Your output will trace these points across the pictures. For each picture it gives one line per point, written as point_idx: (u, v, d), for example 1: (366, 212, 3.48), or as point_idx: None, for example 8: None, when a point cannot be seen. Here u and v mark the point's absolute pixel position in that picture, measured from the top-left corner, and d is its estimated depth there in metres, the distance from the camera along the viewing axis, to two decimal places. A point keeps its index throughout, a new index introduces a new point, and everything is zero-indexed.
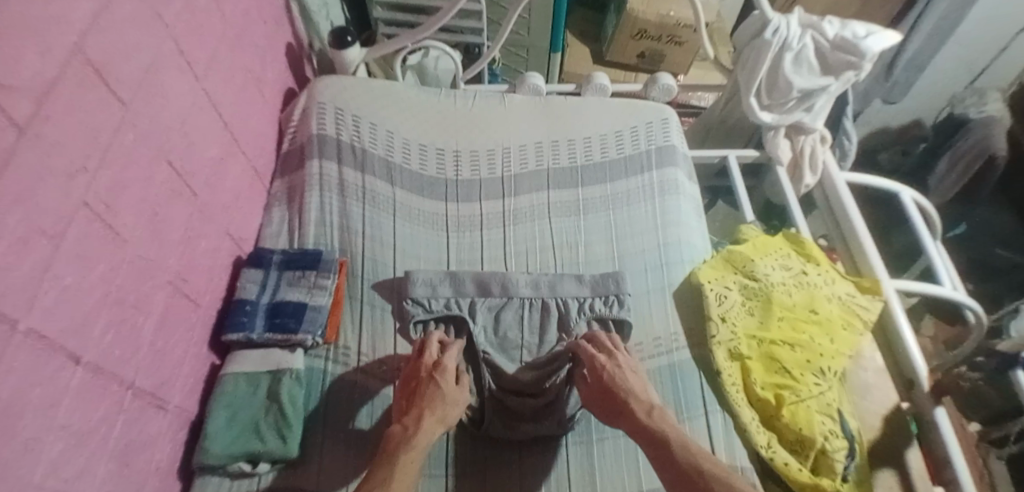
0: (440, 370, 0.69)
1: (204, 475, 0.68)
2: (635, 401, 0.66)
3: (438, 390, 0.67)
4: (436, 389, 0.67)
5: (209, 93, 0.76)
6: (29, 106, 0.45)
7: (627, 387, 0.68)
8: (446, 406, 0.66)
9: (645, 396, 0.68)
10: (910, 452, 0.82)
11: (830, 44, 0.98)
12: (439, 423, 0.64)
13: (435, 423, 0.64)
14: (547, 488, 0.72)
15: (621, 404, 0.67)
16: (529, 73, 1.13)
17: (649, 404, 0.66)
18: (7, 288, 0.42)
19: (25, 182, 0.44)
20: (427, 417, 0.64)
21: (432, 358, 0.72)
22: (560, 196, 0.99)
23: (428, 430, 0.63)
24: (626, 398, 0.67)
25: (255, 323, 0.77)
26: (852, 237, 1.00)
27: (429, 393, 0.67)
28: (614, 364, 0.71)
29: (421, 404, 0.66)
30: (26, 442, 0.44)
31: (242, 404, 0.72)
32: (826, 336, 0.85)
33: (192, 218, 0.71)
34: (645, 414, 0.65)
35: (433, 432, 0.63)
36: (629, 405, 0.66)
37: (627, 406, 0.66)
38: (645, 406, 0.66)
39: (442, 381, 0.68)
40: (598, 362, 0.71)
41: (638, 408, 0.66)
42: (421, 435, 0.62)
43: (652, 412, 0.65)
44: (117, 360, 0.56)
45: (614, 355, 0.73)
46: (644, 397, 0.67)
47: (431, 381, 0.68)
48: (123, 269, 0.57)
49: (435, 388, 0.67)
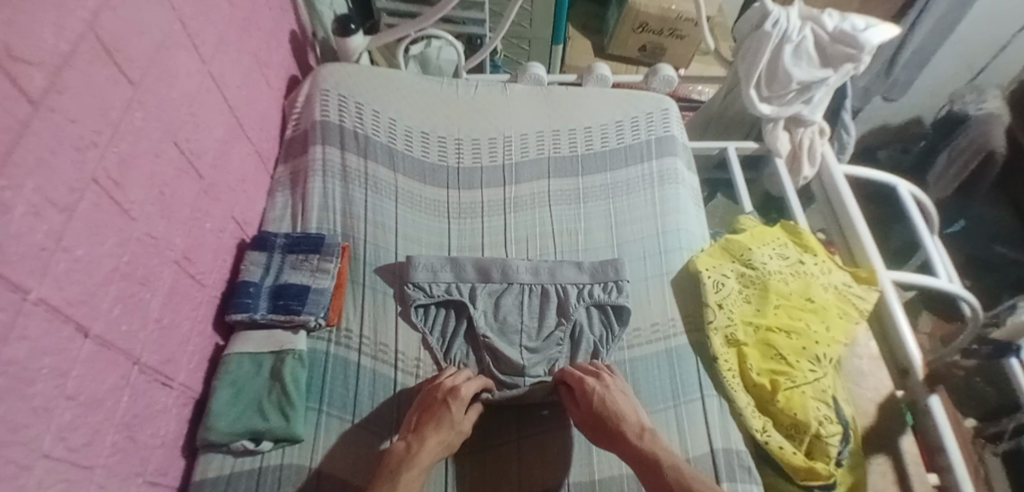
0: (455, 395, 0.71)
1: (209, 453, 0.69)
2: (626, 424, 0.69)
3: (448, 416, 0.69)
4: (447, 414, 0.69)
5: (214, 76, 0.77)
6: (42, 80, 0.46)
7: (618, 409, 0.71)
8: (452, 434, 0.68)
9: (634, 417, 0.71)
10: (903, 438, 0.84)
11: (829, 36, 0.99)
12: (443, 445, 0.67)
13: (439, 447, 0.67)
14: (548, 470, 0.73)
15: (613, 429, 0.69)
16: (531, 63, 1.14)
17: (639, 425, 0.70)
18: (19, 257, 0.43)
19: (38, 152, 0.45)
20: (432, 437, 0.67)
21: (449, 382, 0.73)
22: (560, 184, 0.99)
23: (430, 450, 0.66)
24: (617, 421, 0.70)
25: (258, 304, 0.78)
26: (849, 228, 1.01)
27: (438, 415, 0.69)
28: (603, 386, 0.73)
29: (428, 423, 0.68)
30: (37, 408, 0.45)
31: (245, 382, 0.73)
32: (822, 323, 0.86)
33: (198, 199, 0.72)
34: (636, 436, 0.68)
35: (435, 455, 0.66)
36: (621, 429, 0.69)
37: (619, 431, 0.69)
38: (637, 428, 0.69)
39: (454, 408, 0.70)
40: (587, 387, 0.72)
41: (629, 430, 0.69)
42: (421, 455, 0.65)
43: (643, 434, 0.69)
44: (124, 334, 0.57)
45: (600, 376, 0.74)
46: (634, 419, 0.70)
47: (444, 404, 0.70)
48: (131, 245, 0.58)
49: (447, 413, 0.69)
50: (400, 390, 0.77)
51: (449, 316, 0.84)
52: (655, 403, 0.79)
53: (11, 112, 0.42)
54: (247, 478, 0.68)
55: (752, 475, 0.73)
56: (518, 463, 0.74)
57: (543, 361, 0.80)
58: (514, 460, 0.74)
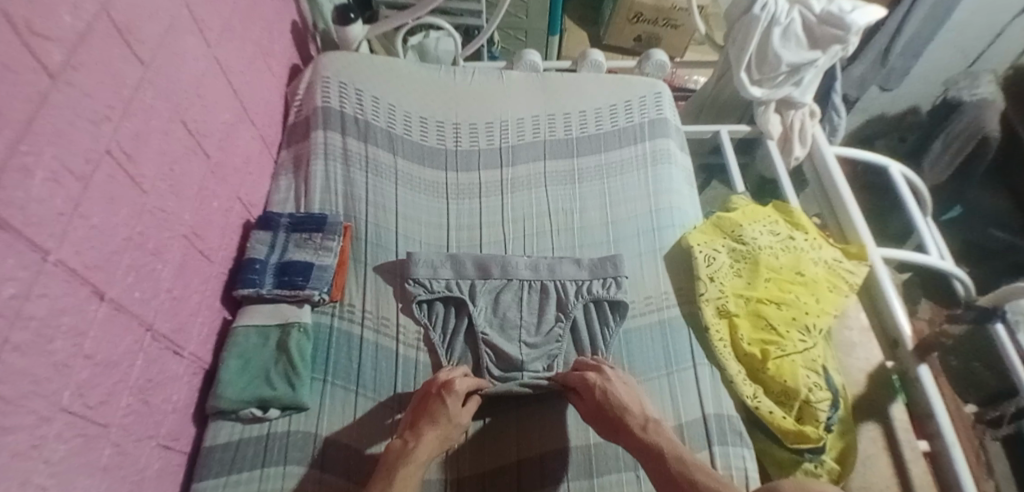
0: (450, 389, 0.71)
1: (219, 420, 0.72)
2: (630, 416, 0.70)
3: (445, 411, 0.69)
4: (443, 408, 0.70)
5: (220, 60, 0.80)
6: (61, 56, 0.49)
7: (620, 402, 0.71)
8: (450, 427, 0.69)
9: (638, 410, 0.71)
10: (893, 406, 0.84)
11: (817, 18, 1.01)
12: (439, 441, 0.68)
13: (435, 442, 0.67)
14: (546, 439, 0.75)
15: (617, 421, 0.70)
16: (527, 50, 1.17)
17: (643, 417, 0.70)
18: (40, 219, 0.46)
19: (59, 121, 0.48)
20: (429, 433, 0.68)
21: (444, 377, 0.73)
22: (556, 166, 1.02)
23: (427, 446, 0.67)
24: (621, 414, 0.70)
25: (265, 280, 0.81)
26: (840, 207, 1.04)
27: (434, 410, 0.70)
28: (603, 379, 0.74)
29: (424, 420, 0.69)
30: (57, 365, 0.48)
31: (254, 353, 0.76)
32: (812, 296, 0.89)
33: (206, 178, 0.75)
34: (640, 429, 0.68)
35: (432, 450, 0.67)
36: (626, 420, 0.69)
37: (623, 422, 0.69)
38: (640, 420, 0.69)
39: (451, 403, 0.70)
40: (589, 381, 0.73)
41: (633, 422, 0.69)
42: (418, 450, 0.66)
43: (647, 426, 0.68)
44: (138, 300, 0.60)
45: (602, 370, 0.75)
46: (638, 411, 0.70)
47: (439, 399, 0.70)
48: (144, 217, 0.61)
49: (443, 407, 0.70)
50: (401, 360, 0.80)
51: (449, 312, 0.85)
52: (650, 373, 0.81)
53: (32, 84, 0.45)
54: (256, 444, 0.70)
55: (743, 439, 0.76)
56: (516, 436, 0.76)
57: (542, 356, 0.81)
58: (514, 426, 0.77)
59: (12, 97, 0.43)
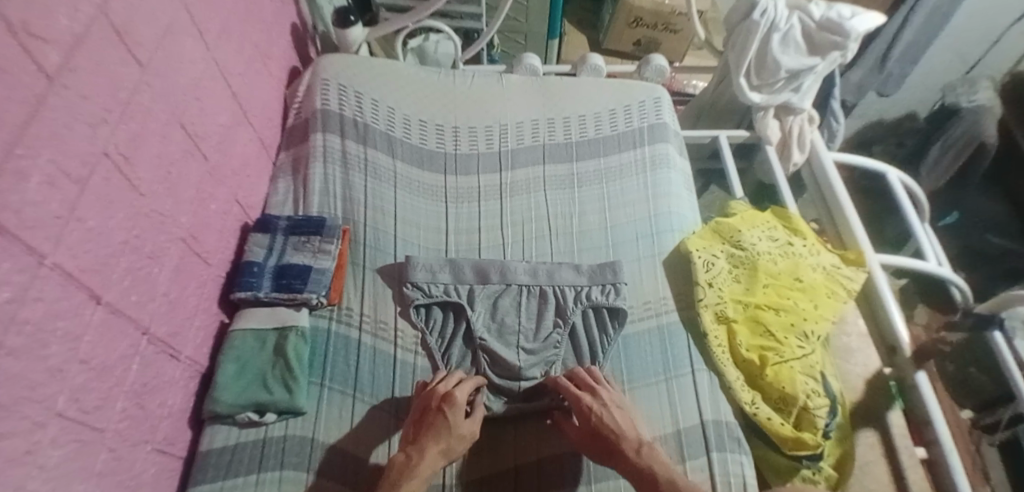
0: (451, 402, 0.70)
1: (215, 424, 0.71)
2: (624, 441, 0.68)
3: (445, 424, 0.68)
4: (444, 420, 0.68)
5: (218, 62, 0.80)
6: (57, 58, 0.48)
7: (616, 427, 0.70)
8: (452, 439, 0.67)
9: (633, 434, 0.69)
10: (892, 415, 0.84)
11: (816, 24, 1.02)
12: (443, 455, 0.66)
13: (439, 454, 0.66)
14: (543, 446, 0.75)
15: (612, 447, 0.68)
16: (527, 53, 1.17)
17: (637, 441, 0.69)
18: (36, 221, 0.45)
19: (55, 124, 0.48)
20: (432, 448, 0.66)
21: (443, 388, 0.72)
22: (555, 170, 1.02)
23: (430, 460, 0.65)
24: (615, 439, 0.68)
25: (262, 283, 0.80)
26: (839, 214, 1.03)
27: (435, 423, 0.68)
28: (600, 404, 0.72)
29: (426, 434, 0.68)
30: (52, 369, 0.48)
31: (251, 357, 0.76)
32: (810, 302, 0.89)
33: (203, 180, 0.75)
34: (634, 453, 0.67)
35: (435, 463, 0.66)
36: (620, 446, 0.68)
37: (618, 448, 0.68)
38: (634, 444, 0.68)
39: (451, 415, 0.69)
40: (584, 404, 0.72)
41: (627, 447, 0.68)
42: (421, 465, 0.65)
43: (641, 449, 0.67)
44: (134, 304, 0.60)
45: (597, 393, 0.73)
46: (632, 435, 0.69)
47: (439, 413, 0.69)
48: (140, 220, 0.61)
49: (444, 420, 0.68)
50: (398, 365, 0.80)
51: (447, 318, 0.84)
52: (648, 379, 0.81)
53: (29, 87, 0.45)
54: (253, 448, 0.70)
55: (741, 445, 0.76)
56: (513, 439, 0.76)
57: (539, 363, 0.80)
58: (511, 430, 0.77)
59: (9, 99, 0.43)
